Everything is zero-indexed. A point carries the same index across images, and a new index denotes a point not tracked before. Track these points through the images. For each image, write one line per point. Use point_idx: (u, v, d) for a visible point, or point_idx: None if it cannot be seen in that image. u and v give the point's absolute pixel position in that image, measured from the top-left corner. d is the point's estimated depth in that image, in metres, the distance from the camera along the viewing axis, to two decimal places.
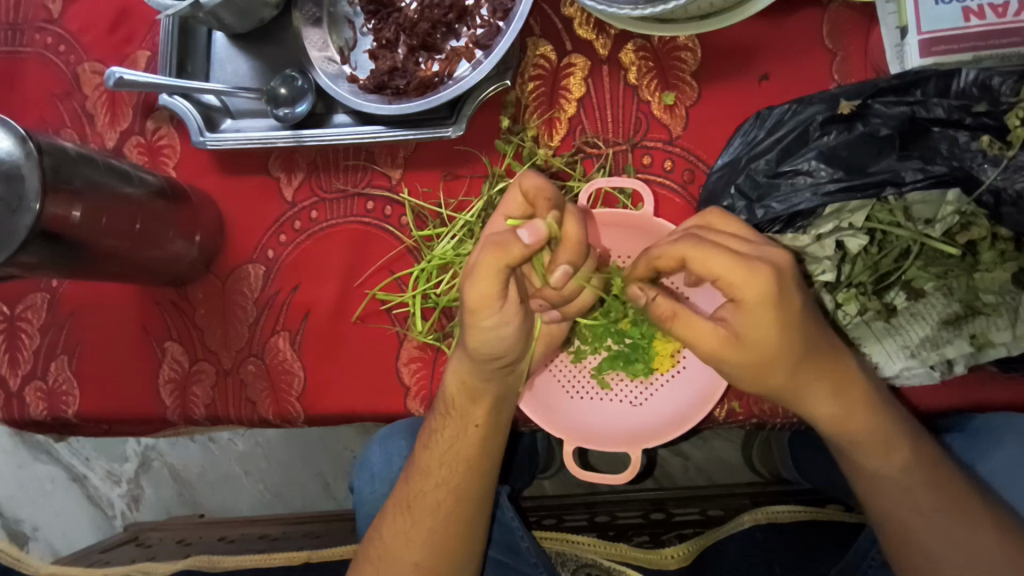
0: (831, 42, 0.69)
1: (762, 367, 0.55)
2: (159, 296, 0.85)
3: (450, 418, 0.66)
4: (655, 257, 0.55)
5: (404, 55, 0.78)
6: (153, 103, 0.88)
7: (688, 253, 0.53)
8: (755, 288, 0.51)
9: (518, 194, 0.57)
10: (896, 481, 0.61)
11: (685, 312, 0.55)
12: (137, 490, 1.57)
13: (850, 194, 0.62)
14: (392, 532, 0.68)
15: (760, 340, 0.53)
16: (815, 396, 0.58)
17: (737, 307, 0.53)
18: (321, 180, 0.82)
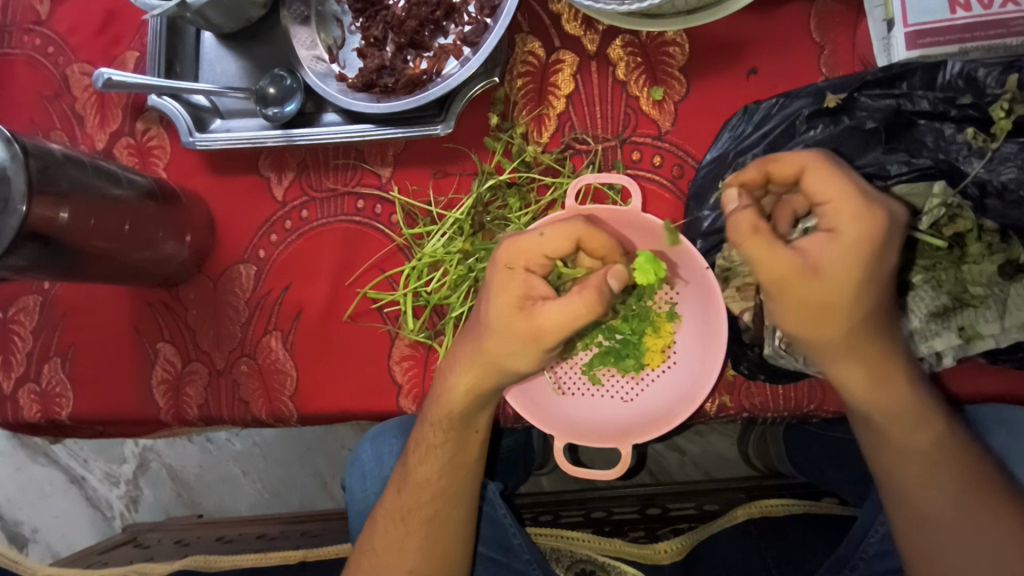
0: (819, 35, 0.69)
1: (833, 311, 0.51)
2: (151, 297, 0.85)
3: (446, 423, 0.67)
4: (771, 162, 0.53)
5: (392, 53, 0.78)
6: (142, 104, 0.87)
7: (808, 169, 0.51)
8: (862, 228, 0.49)
9: (569, 237, 0.58)
10: (917, 454, 0.60)
11: (767, 232, 0.49)
12: (136, 491, 1.57)
13: None
14: (389, 535, 0.70)
15: (840, 279, 0.49)
16: (865, 361, 0.55)
17: (828, 241, 0.50)
18: (311, 179, 0.82)
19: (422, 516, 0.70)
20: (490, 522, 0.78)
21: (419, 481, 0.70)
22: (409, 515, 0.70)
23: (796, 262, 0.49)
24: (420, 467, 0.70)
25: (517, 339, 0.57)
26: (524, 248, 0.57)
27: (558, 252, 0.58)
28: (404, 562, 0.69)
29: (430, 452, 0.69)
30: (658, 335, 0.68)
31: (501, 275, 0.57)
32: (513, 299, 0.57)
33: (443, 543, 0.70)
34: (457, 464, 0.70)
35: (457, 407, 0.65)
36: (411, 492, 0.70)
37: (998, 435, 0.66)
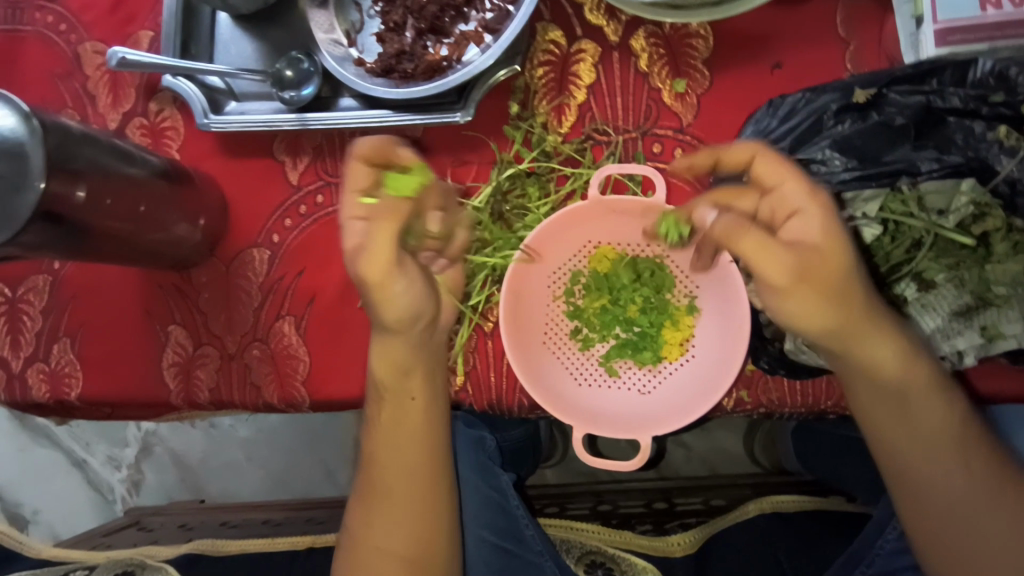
0: (845, 31, 0.68)
1: (832, 298, 0.53)
2: (161, 279, 0.84)
3: (392, 388, 0.67)
4: (723, 152, 0.58)
5: (412, 38, 0.76)
6: (156, 84, 0.86)
7: (756, 157, 0.56)
8: (819, 215, 0.53)
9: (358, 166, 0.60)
10: (917, 440, 0.59)
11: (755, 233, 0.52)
12: (138, 475, 1.57)
13: (864, 183, 0.60)
14: (365, 518, 0.69)
15: (829, 268, 0.52)
16: (871, 342, 0.55)
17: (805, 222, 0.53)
18: (327, 164, 0.81)
19: (400, 496, 0.69)
20: (501, 511, 0.77)
21: (382, 459, 0.69)
22: (387, 495, 0.69)
23: (788, 256, 0.52)
24: (376, 443, 0.69)
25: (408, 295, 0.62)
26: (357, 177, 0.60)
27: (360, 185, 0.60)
28: (373, 540, 0.68)
29: (378, 423, 0.69)
30: (676, 329, 0.68)
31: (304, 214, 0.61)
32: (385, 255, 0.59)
33: (426, 527, 0.69)
34: (427, 438, 0.69)
35: (386, 375, 0.66)
36: (387, 472, 0.69)
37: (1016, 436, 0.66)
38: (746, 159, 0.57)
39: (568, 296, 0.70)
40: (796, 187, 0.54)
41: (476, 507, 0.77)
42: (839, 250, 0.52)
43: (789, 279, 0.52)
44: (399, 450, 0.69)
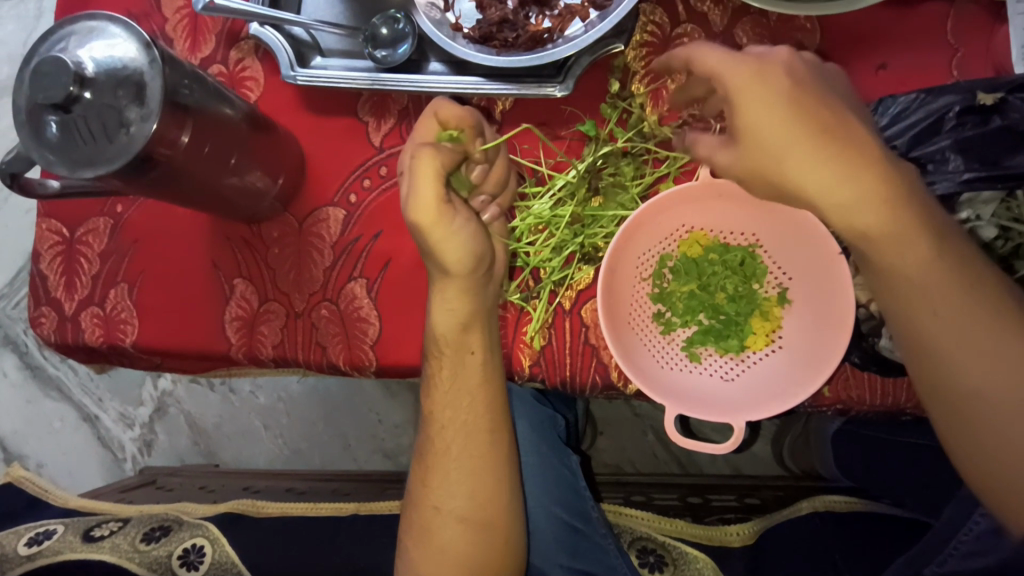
0: (954, 37, 0.69)
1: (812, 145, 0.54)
2: (230, 232, 0.83)
3: (446, 346, 0.70)
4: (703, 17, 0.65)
5: (514, 8, 0.76)
6: (237, 32, 0.85)
7: None
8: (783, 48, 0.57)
9: (430, 119, 0.68)
10: (973, 379, 0.57)
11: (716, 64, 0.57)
12: (150, 435, 1.54)
13: (990, 185, 0.57)
14: (427, 477, 0.74)
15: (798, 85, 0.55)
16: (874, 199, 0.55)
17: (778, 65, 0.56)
18: (412, 128, 0.80)
19: (458, 457, 0.73)
20: (571, 490, 0.80)
21: (444, 418, 0.74)
22: (446, 457, 0.73)
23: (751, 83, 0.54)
24: (438, 402, 0.73)
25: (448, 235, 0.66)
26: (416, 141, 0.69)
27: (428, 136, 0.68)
28: (433, 498, 0.73)
29: (437, 382, 0.73)
30: (765, 319, 0.68)
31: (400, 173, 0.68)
32: (431, 197, 0.65)
33: (484, 493, 0.72)
34: (481, 402, 0.72)
35: (449, 330, 0.69)
36: (450, 432, 0.73)
37: None
38: None
39: (656, 278, 0.70)
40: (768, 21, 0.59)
41: (550, 482, 0.80)
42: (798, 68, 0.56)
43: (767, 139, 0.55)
44: (458, 408, 0.72)
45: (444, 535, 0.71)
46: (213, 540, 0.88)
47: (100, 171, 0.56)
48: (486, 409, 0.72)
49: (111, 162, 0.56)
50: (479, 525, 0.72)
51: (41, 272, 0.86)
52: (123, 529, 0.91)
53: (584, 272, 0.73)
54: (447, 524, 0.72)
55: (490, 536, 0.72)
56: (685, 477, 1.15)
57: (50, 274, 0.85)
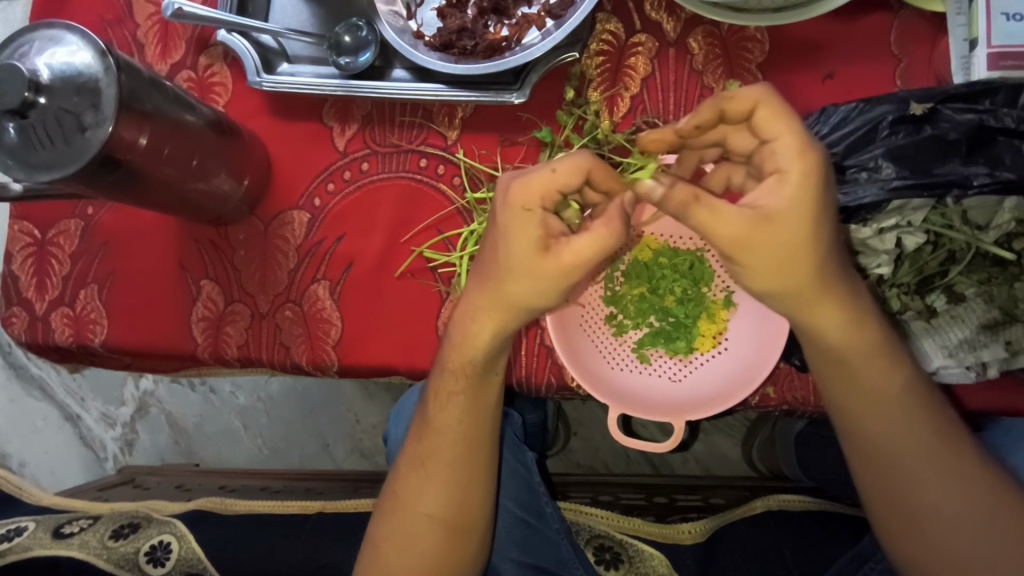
0: (897, 47, 0.70)
1: (786, 272, 0.54)
2: (198, 234, 0.84)
3: (468, 371, 0.67)
4: (724, 99, 0.54)
5: (473, 16, 0.78)
6: (207, 38, 0.86)
7: (761, 103, 0.52)
8: (804, 164, 0.51)
9: (583, 168, 0.57)
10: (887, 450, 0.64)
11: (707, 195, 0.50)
12: (132, 434, 1.55)
13: (920, 192, 0.59)
14: (418, 482, 0.73)
15: (789, 226, 0.51)
16: (828, 307, 0.56)
17: (779, 183, 0.52)
18: (375, 133, 0.82)
19: (432, 460, 0.72)
20: (527, 487, 0.82)
21: (439, 422, 0.71)
22: (441, 466, 0.72)
23: (741, 214, 0.51)
24: (442, 417, 0.70)
25: (538, 276, 0.57)
26: (534, 186, 0.56)
27: (570, 185, 0.57)
28: (421, 505, 0.72)
29: (450, 400, 0.69)
30: (713, 322, 0.70)
31: (518, 217, 0.56)
32: (535, 240, 0.56)
33: (462, 494, 0.73)
34: (482, 418, 0.71)
35: (473, 353, 0.65)
36: (448, 442, 0.71)
37: None
38: (750, 107, 0.53)
39: (608, 281, 0.72)
40: (787, 146, 0.51)
41: (504, 479, 0.81)
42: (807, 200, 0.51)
43: (739, 238, 0.51)
44: (453, 412, 0.70)
45: (428, 538, 0.72)
46: (179, 537, 0.90)
47: (55, 174, 0.58)
48: (483, 421, 0.71)
49: (66, 166, 0.57)
50: (461, 528, 0.73)
51: (12, 273, 0.87)
52: (93, 526, 0.92)
53: None
54: (429, 529, 0.72)
55: (469, 536, 0.74)
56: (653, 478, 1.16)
57: (22, 275, 0.87)
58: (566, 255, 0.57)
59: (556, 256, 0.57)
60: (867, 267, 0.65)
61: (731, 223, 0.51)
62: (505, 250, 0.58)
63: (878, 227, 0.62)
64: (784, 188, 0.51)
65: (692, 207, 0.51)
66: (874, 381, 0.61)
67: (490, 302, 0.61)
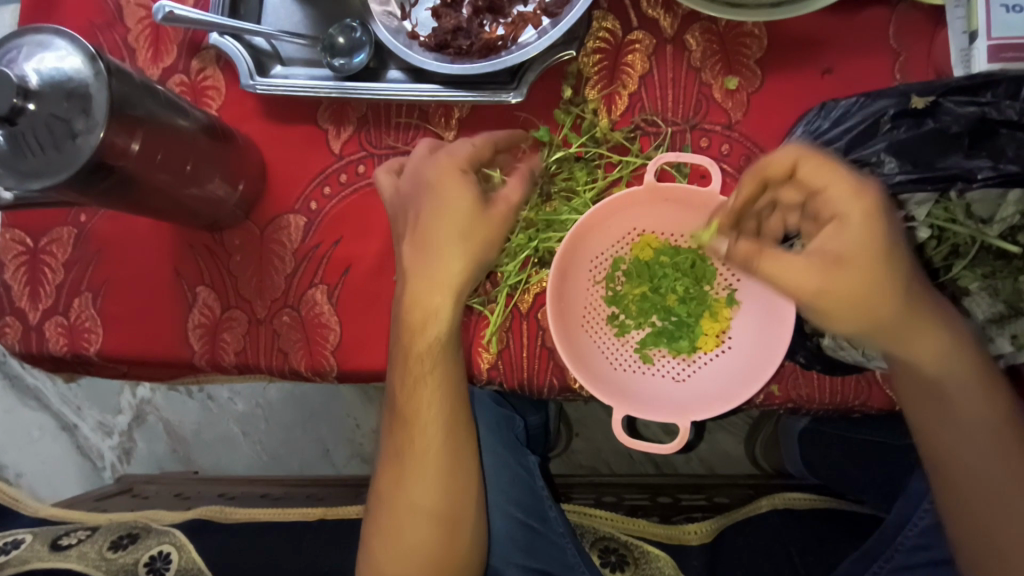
0: (895, 41, 0.70)
1: (869, 315, 0.56)
2: (193, 240, 0.83)
3: (434, 349, 0.69)
4: (764, 167, 0.57)
5: (468, 16, 0.77)
6: (199, 42, 0.85)
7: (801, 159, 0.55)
8: (862, 203, 0.54)
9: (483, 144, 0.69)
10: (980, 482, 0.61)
11: (769, 250, 0.57)
12: (129, 443, 1.53)
13: (920, 186, 0.59)
14: (402, 476, 0.71)
15: (862, 266, 0.55)
16: (922, 343, 0.57)
17: (839, 227, 0.55)
18: (370, 135, 0.81)
19: (418, 455, 0.71)
20: (529, 491, 0.81)
21: (416, 412, 0.71)
22: (423, 455, 0.71)
23: (809, 259, 0.56)
24: (417, 403, 0.71)
25: (476, 234, 0.67)
26: (462, 153, 0.67)
27: (480, 155, 0.68)
28: (407, 498, 0.71)
29: (420, 384, 0.71)
30: (715, 320, 0.69)
31: (440, 190, 0.66)
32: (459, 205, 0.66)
33: (456, 493, 0.72)
34: (454, 398, 0.72)
35: (431, 330, 0.69)
36: (425, 428, 0.71)
37: None
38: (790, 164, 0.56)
39: (609, 281, 0.71)
40: (841, 191, 0.54)
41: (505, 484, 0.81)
42: (875, 233, 0.54)
43: (814, 287, 0.55)
44: (425, 398, 0.71)
45: (418, 533, 0.70)
46: (179, 547, 0.89)
47: (46, 182, 0.57)
48: (458, 406, 0.72)
49: (57, 174, 0.57)
50: (453, 521, 0.71)
51: (5, 282, 0.86)
52: (91, 538, 0.91)
53: (542, 275, 0.74)
54: (420, 523, 0.70)
55: (462, 530, 0.72)
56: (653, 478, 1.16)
57: (15, 284, 0.86)
58: (500, 209, 0.68)
59: (494, 211, 0.68)
60: None
61: (807, 277, 0.56)
62: (444, 212, 0.66)
63: None
64: (847, 231, 0.54)
65: (755, 259, 0.57)
66: (966, 409, 0.60)
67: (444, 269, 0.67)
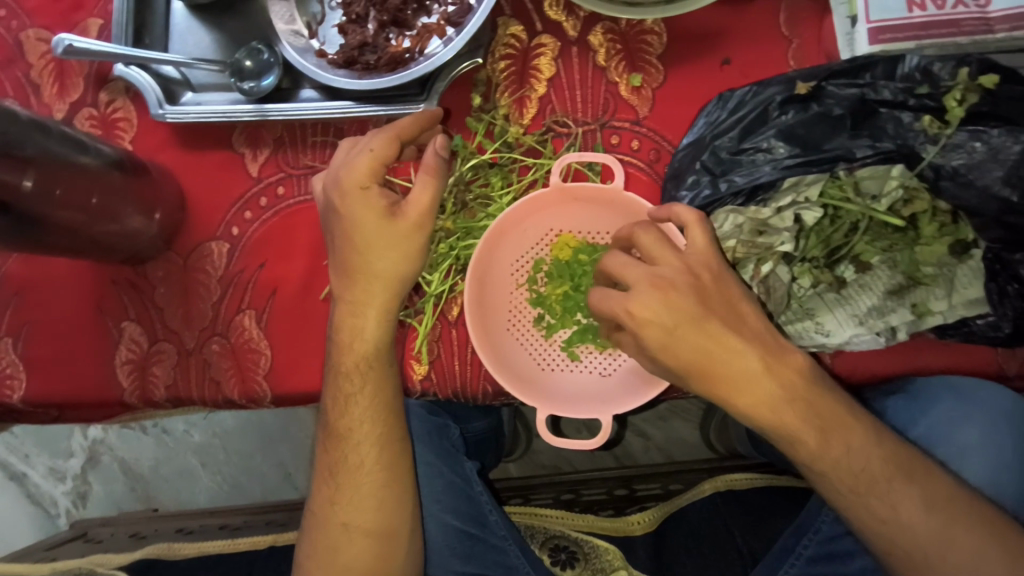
0: (787, 29, 0.72)
1: (684, 373, 0.59)
2: (115, 275, 0.81)
3: (362, 365, 0.70)
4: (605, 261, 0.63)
5: (374, 30, 0.77)
6: (106, 73, 0.83)
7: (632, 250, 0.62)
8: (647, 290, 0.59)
9: (390, 140, 0.66)
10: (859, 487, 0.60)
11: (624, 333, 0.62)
12: (84, 486, 1.48)
13: (807, 168, 0.64)
14: (334, 494, 0.73)
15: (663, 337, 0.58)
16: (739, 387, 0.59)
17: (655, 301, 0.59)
18: (288, 156, 0.80)
19: (356, 472, 0.73)
20: (465, 497, 0.81)
21: (355, 433, 0.72)
22: (353, 472, 0.73)
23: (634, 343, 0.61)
24: (351, 420, 0.72)
25: (387, 244, 0.66)
26: (359, 169, 0.65)
27: (389, 156, 0.66)
28: (339, 516, 0.72)
29: (352, 401, 0.72)
30: None
31: (348, 201, 0.66)
32: (368, 218, 0.66)
33: (391, 505, 0.73)
34: (388, 413, 0.72)
35: (365, 347, 0.70)
36: (357, 446, 0.73)
37: (945, 402, 0.70)
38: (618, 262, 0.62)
39: (531, 283, 0.73)
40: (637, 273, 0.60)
41: (441, 492, 0.81)
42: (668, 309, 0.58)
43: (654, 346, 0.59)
44: (362, 417, 0.72)
45: (352, 548, 0.71)
46: None
47: None
48: (396, 418, 0.73)
49: None
50: (386, 535, 0.73)
51: None
52: None
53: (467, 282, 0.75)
54: (354, 539, 0.72)
55: (397, 543, 0.73)
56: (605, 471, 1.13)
57: None
58: (405, 214, 0.66)
59: (402, 218, 0.66)
60: (771, 247, 0.65)
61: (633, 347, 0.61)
62: (354, 231, 0.67)
63: (776, 206, 0.64)
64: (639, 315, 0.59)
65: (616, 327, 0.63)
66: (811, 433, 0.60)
67: (366, 286, 0.69)
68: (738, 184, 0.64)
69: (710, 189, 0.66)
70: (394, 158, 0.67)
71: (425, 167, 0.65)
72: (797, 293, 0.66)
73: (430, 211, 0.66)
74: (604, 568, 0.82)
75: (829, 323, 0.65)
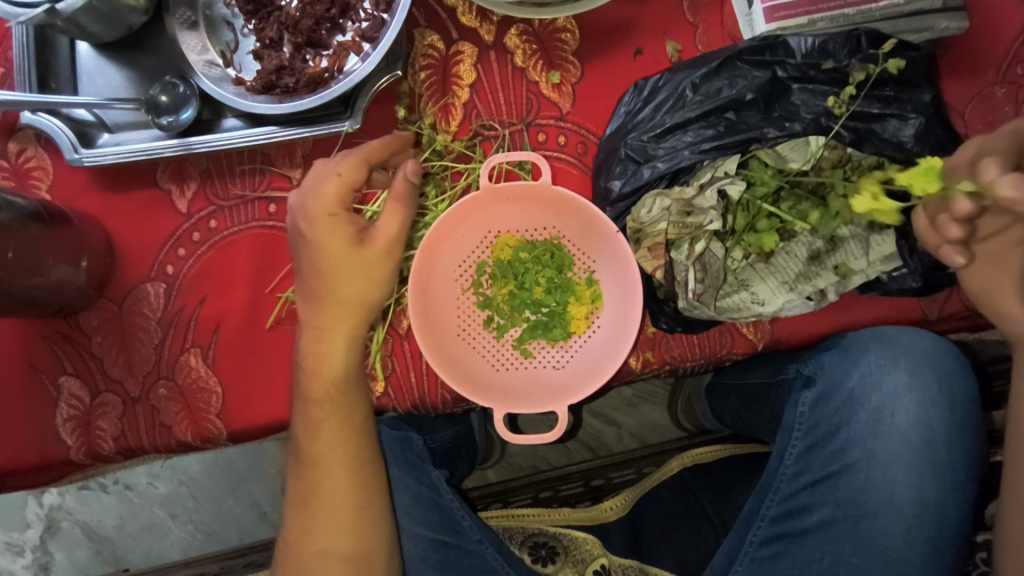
0: (692, 15, 0.75)
1: None
2: (45, 329, 0.78)
3: (325, 391, 0.69)
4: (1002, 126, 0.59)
5: (290, 53, 0.77)
6: (13, 122, 0.80)
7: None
8: None
9: (358, 162, 0.66)
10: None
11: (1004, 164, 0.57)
12: (45, 557, 1.39)
13: (722, 150, 0.66)
14: (304, 523, 0.72)
15: None
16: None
17: None
18: (216, 188, 0.79)
19: (325, 499, 0.71)
20: (436, 507, 0.81)
21: (321, 460, 0.71)
22: (324, 500, 0.71)
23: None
24: (317, 446, 0.70)
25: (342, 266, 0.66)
26: (325, 196, 0.65)
27: (358, 180, 0.66)
28: (312, 545, 0.71)
29: (317, 427, 0.70)
30: (581, 303, 0.73)
31: (318, 227, 0.65)
32: (337, 245, 0.65)
33: (364, 526, 0.72)
34: (357, 436, 0.71)
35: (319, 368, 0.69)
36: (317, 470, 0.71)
37: (873, 351, 0.72)
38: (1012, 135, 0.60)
39: (476, 286, 0.74)
40: None
41: (409, 505, 0.81)
42: None
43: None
44: (328, 441, 0.70)
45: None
46: None
47: None
48: (362, 439, 0.72)
49: None
50: (362, 558, 0.72)
51: None
52: None
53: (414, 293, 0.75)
54: (328, 567, 0.71)
55: (373, 566, 0.72)
56: (589, 461, 1.11)
57: None
58: (374, 242, 0.66)
59: (369, 244, 0.66)
60: (701, 226, 0.66)
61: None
62: (319, 255, 0.66)
63: (698, 184, 0.66)
64: None
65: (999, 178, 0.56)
66: None
67: (331, 314, 0.68)
68: (661, 168, 0.67)
69: (635, 176, 0.68)
70: (361, 182, 0.67)
71: (395, 194, 0.66)
72: (731, 265, 0.70)
73: (399, 234, 0.67)
74: (584, 558, 0.87)
75: (763, 291, 0.68)
